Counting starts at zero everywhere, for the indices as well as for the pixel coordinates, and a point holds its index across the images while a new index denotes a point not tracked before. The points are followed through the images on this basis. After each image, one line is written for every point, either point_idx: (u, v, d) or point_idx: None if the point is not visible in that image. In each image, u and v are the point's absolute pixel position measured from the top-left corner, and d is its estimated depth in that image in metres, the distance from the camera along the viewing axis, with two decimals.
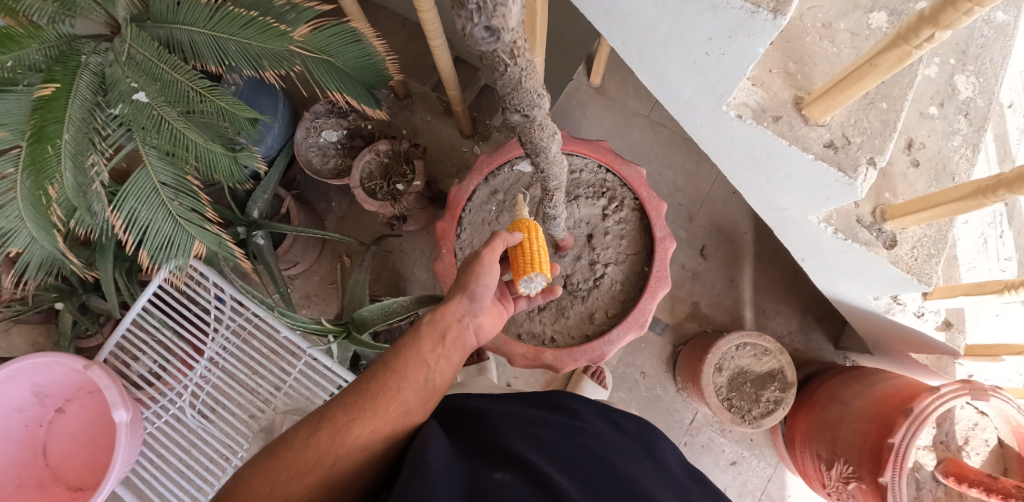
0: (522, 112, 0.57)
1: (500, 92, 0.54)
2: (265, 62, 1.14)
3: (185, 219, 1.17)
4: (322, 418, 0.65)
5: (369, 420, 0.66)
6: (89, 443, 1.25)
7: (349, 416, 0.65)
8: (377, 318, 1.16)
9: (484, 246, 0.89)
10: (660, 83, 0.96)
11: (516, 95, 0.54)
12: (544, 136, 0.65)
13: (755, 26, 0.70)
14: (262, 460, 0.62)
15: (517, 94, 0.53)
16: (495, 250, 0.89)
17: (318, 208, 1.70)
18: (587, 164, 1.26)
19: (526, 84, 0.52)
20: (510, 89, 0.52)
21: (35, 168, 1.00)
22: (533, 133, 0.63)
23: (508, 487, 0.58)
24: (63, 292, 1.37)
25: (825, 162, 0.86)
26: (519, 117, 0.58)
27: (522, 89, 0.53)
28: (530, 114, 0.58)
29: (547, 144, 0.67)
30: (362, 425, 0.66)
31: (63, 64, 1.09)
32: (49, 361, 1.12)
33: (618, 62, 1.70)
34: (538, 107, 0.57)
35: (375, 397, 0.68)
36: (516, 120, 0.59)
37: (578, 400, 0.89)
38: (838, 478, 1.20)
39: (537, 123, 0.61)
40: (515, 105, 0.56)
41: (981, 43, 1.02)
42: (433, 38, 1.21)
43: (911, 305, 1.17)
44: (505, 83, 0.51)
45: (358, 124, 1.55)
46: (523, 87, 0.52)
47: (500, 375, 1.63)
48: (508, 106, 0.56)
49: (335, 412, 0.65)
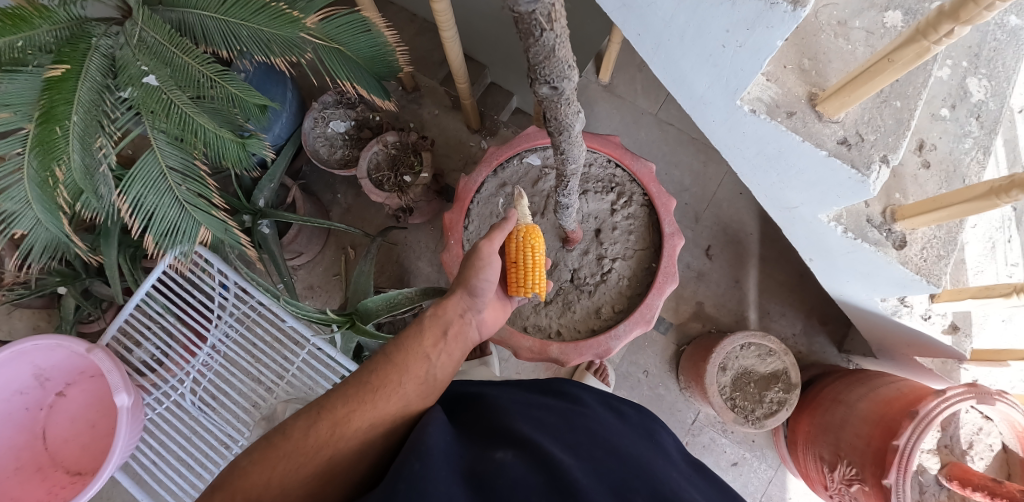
0: (551, 84, 0.56)
1: (531, 61, 0.54)
2: (276, 47, 1.14)
3: (191, 204, 1.17)
4: (322, 408, 0.64)
5: (368, 412, 0.66)
6: (89, 428, 1.25)
7: (348, 408, 0.65)
8: (381, 309, 1.15)
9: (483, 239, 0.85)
10: (674, 77, 0.96)
11: (547, 64, 0.53)
12: (569, 113, 0.64)
13: (774, 18, 0.70)
14: (260, 449, 0.61)
15: (548, 63, 0.53)
16: (494, 242, 0.85)
17: (324, 199, 1.70)
18: (597, 159, 1.26)
19: (558, 53, 0.52)
20: (543, 57, 0.52)
21: (43, 148, 1.00)
22: (559, 109, 0.63)
23: (509, 465, 0.57)
24: (65, 276, 1.35)
25: (838, 159, 0.86)
26: (547, 90, 0.58)
27: (553, 57, 0.52)
28: (559, 87, 0.57)
29: (571, 122, 0.66)
30: (362, 416, 0.65)
31: (73, 46, 1.09)
32: (51, 343, 1.11)
33: (626, 61, 1.70)
34: (567, 79, 0.57)
35: (375, 389, 0.67)
36: (544, 93, 0.59)
37: (579, 387, 0.88)
38: (841, 480, 1.19)
39: (564, 97, 0.60)
40: (545, 76, 0.55)
41: (993, 47, 1.02)
42: (445, 29, 1.20)
43: (918, 308, 1.17)
44: (538, 51, 0.51)
45: (365, 116, 1.56)
46: (555, 56, 0.52)
47: (503, 370, 1.63)
48: (538, 76, 0.56)
49: (335, 403, 0.65)
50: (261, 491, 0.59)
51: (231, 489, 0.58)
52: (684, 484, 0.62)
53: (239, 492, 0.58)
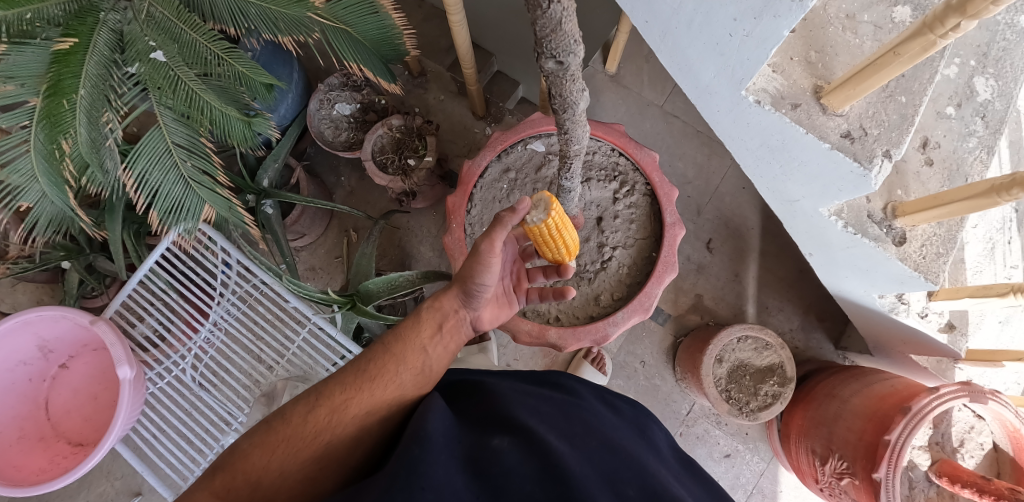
0: (557, 58, 0.57)
1: (537, 34, 0.54)
2: (283, 25, 1.14)
3: (196, 182, 1.17)
4: (320, 395, 0.66)
5: (364, 400, 0.67)
6: (91, 400, 1.28)
7: (346, 395, 0.66)
8: (382, 290, 1.15)
9: (483, 238, 0.77)
10: (681, 66, 0.96)
11: (554, 38, 0.54)
12: (574, 90, 0.65)
13: (781, 7, 0.70)
14: (260, 433, 0.63)
15: (555, 36, 0.53)
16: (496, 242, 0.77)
17: (328, 181, 1.70)
18: (600, 147, 1.26)
19: (566, 26, 0.53)
20: (550, 30, 0.53)
21: (50, 121, 1.02)
22: (564, 85, 0.63)
23: (505, 451, 0.58)
24: (70, 250, 1.36)
25: (840, 152, 0.86)
26: (553, 64, 0.58)
27: (560, 31, 0.53)
28: (565, 61, 0.57)
29: (575, 99, 0.66)
30: (359, 404, 0.66)
31: (80, 19, 1.08)
32: (56, 314, 1.12)
33: (633, 52, 1.69)
34: (573, 54, 0.57)
35: (372, 379, 0.68)
36: (549, 68, 0.59)
37: (576, 380, 0.89)
38: (831, 474, 1.21)
39: (569, 74, 0.60)
40: (551, 50, 0.56)
41: (1003, 46, 1.01)
42: (452, 13, 1.19)
43: (915, 305, 1.18)
44: (545, 23, 0.52)
45: (371, 99, 1.56)
46: (562, 29, 0.53)
47: (501, 357, 1.64)
48: (544, 49, 0.56)
49: (333, 391, 0.66)
50: (261, 474, 0.60)
51: (232, 470, 0.60)
52: (673, 481, 0.62)
53: (238, 474, 0.60)
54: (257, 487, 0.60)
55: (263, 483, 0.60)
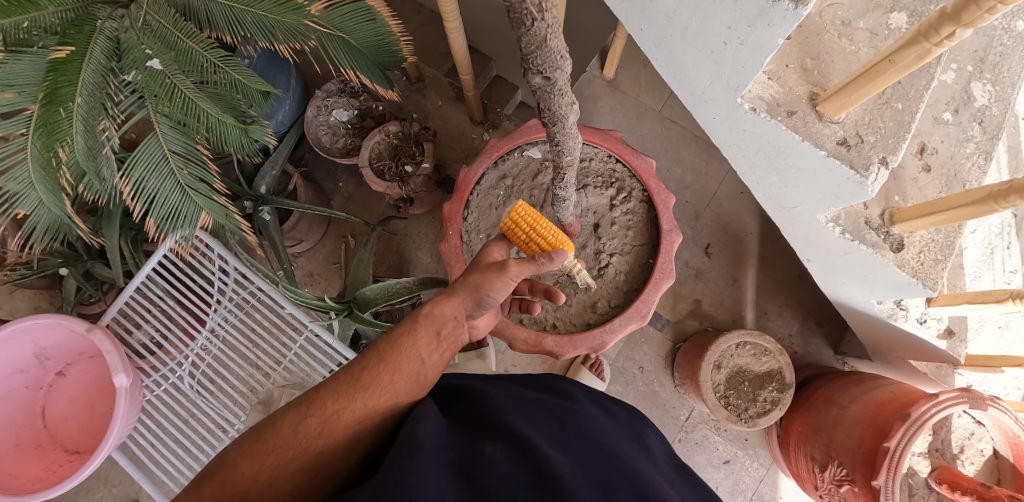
0: (544, 74, 0.57)
1: (524, 50, 0.54)
2: (279, 34, 1.14)
3: (193, 189, 1.17)
4: (312, 403, 0.65)
5: (357, 410, 0.66)
6: (88, 407, 1.27)
7: (339, 405, 0.66)
8: (378, 297, 1.15)
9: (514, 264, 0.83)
10: (675, 72, 0.96)
11: (539, 54, 0.54)
12: (563, 104, 0.64)
13: (776, 16, 0.70)
14: (250, 442, 0.62)
15: (541, 53, 0.53)
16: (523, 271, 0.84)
17: (325, 187, 1.71)
18: (597, 153, 1.26)
19: (551, 42, 0.52)
20: (535, 46, 0.52)
21: (47, 129, 1.02)
22: (553, 99, 0.63)
23: (497, 459, 0.57)
24: (67, 257, 1.37)
25: (836, 160, 0.86)
26: (540, 80, 0.58)
27: (546, 47, 0.53)
28: (552, 77, 0.57)
29: (565, 113, 0.66)
30: (352, 414, 0.66)
31: (78, 28, 1.08)
32: (52, 322, 1.11)
33: (631, 57, 1.69)
34: (560, 70, 0.57)
35: (365, 388, 0.68)
36: (537, 83, 0.59)
37: (572, 384, 0.88)
38: (831, 480, 1.20)
39: (557, 88, 0.60)
40: (537, 66, 0.56)
41: (999, 52, 1.01)
42: (450, 19, 1.19)
43: (914, 312, 1.17)
44: (530, 40, 0.52)
45: (369, 105, 1.56)
46: (547, 45, 0.52)
47: (499, 362, 1.64)
48: (530, 65, 0.56)
49: (326, 400, 0.66)
50: (250, 484, 0.60)
51: (221, 479, 0.59)
52: (667, 489, 0.62)
53: (227, 484, 0.59)
54: (247, 498, 0.59)
55: (253, 493, 0.60)
